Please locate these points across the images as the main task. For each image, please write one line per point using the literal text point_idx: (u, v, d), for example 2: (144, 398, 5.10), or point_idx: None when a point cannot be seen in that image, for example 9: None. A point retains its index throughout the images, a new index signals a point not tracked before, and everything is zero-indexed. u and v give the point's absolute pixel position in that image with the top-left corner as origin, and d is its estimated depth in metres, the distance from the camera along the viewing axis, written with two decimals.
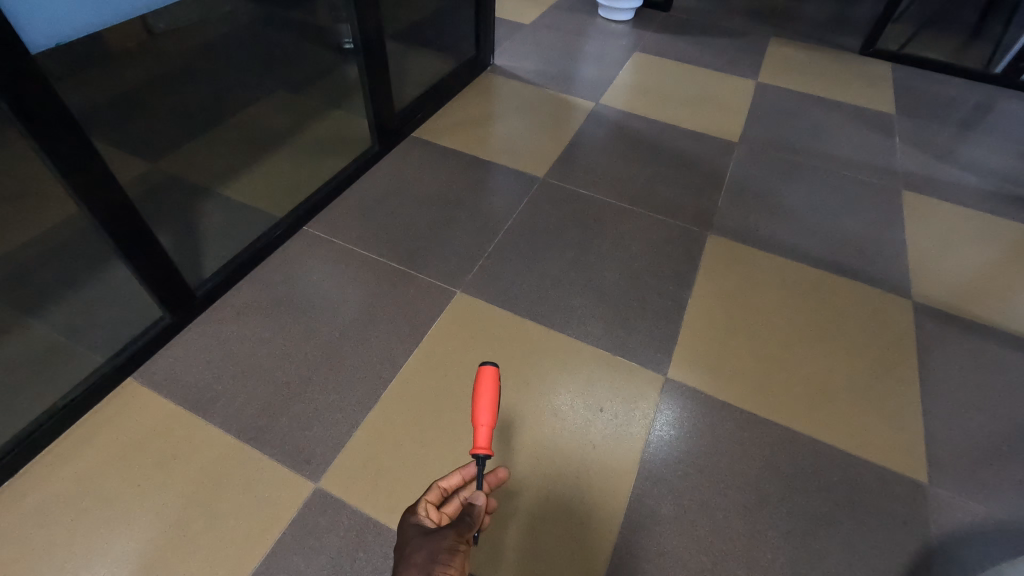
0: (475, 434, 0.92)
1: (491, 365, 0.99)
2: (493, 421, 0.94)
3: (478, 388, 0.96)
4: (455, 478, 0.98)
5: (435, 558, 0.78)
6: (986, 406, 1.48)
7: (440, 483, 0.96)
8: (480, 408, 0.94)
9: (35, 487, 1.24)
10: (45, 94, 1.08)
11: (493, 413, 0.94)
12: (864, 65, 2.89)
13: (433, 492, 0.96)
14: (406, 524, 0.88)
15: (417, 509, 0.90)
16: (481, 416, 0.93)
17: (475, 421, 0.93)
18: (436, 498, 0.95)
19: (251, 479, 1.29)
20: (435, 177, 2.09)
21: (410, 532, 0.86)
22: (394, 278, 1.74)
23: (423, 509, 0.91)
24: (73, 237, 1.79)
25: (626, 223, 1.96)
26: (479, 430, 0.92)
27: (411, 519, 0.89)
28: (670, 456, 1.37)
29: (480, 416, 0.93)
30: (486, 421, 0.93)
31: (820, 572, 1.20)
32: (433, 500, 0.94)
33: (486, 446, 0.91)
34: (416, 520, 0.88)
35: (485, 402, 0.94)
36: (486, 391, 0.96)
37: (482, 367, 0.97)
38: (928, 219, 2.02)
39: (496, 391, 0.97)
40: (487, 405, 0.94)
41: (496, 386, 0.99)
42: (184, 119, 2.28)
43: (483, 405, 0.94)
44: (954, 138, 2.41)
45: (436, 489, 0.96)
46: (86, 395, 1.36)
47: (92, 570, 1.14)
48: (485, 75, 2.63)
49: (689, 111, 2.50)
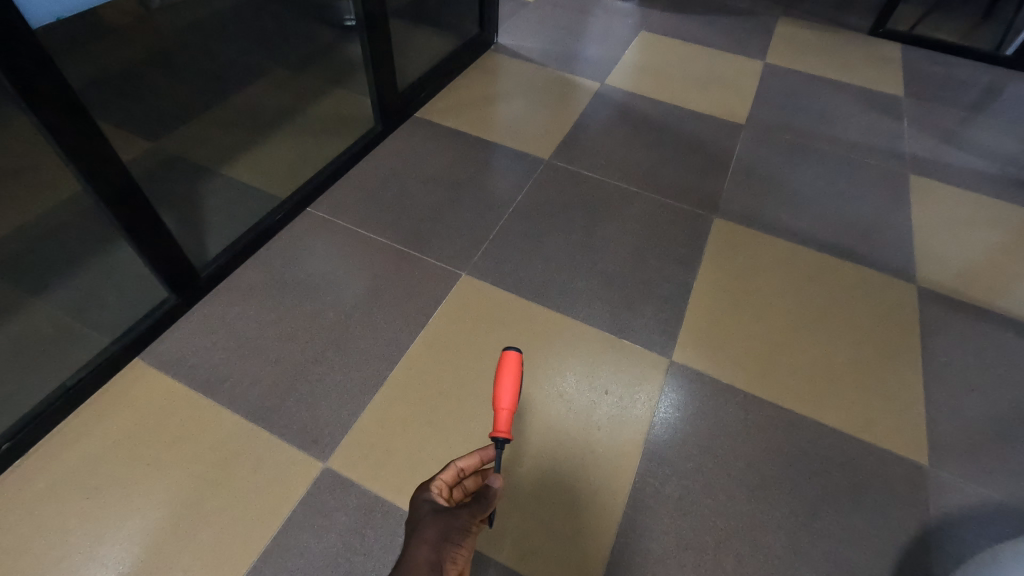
0: (496, 418, 0.94)
1: (515, 351, 1.00)
2: (514, 407, 0.95)
3: (502, 373, 0.97)
4: (473, 458, 0.97)
5: (448, 537, 0.81)
6: (988, 391, 1.49)
7: (457, 463, 0.95)
8: (503, 392, 0.95)
9: (46, 466, 1.26)
10: (46, 70, 1.06)
11: (515, 398, 0.95)
12: (872, 46, 2.85)
13: (448, 471, 0.95)
14: (419, 500, 0.90)
15: (431, 487, 0.92)
16: (503, 400, 0.95)
17: (496, 404, 0.95)
18: (450, 477, 0.95)
19: (260, 459, 1.30)
20: (438, 158, 2.08)
21: (423, 509, 0.87)
22: (399, 261, 1.73)
23: (436, 487, 0.93)
24: (75, 217, 1.77)
25: (631, 206, 1.95)
26: (500, 415, 0.94)
27: (424, 496, 0.90)
28: (675, 438, 1.38)
29: (501, 400, 0.95)
30: (507, 406, 0.94)
31: (821, 552, 1.22)
32: (447, 479, 0.95)
33: (505, 430, 0.93)
34: (429, 498, 0.90)
35: (508, 388, 0.96)
36: (510, 375, 0.98)
37: (505, 352, 0.99)
38: (935, 204, 2.01)
39: (517, 379, 0.98)
40: (510, 390, 0.96)
41: (518, 371, 1.00)
42: (183, 97, 2.25)
43: (505, 389, 0.96)
44: (961, 121, 2.39)
45: (452, 469, 0.95)
46: (93, 375, 1.36)
47: (105, 548, 1.16)
48: (488, 54, 2.59)
49: (695, 92, 2.47)
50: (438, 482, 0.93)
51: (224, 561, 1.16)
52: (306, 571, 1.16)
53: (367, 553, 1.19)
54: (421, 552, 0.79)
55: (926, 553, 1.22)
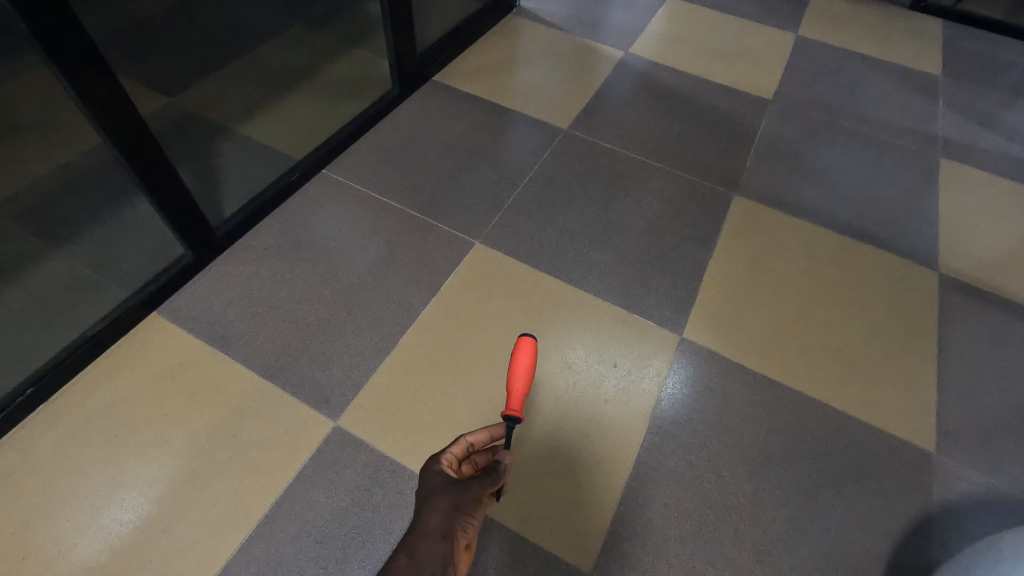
0: (509, 398, 1.02)
1: (530, 336, 1.07)
2: (527, 388, 1.03)
3: (516, 357, 1.05)
4: (482, 435, 1.00)
5: (459, 507, 0.86)
6: (1003, 381, 1.47)
7: (467, 438, 0.98)
8: (516, 376, 1.03)
9: (69, 412, 1.30)
10: (65, 17, 1.05)
11: (527, 382, 1.03)
12: (911, 21, 2.73)
13: (458, 445, 0.98)
14: (430, 471, 0.93)
15: (441, 458, 0.95)
16: (515, 381, 1.03)
17: (509, 385, 1.03)
18: (461, 451, 0.98)
19: (273, 415, 1.33)
20: (456, 123, 2.05)
21: (434, 479, 0.91)
22: (412, 226, 1.72)
23: (447, 459, 0.95)
24: (95, 169, 1.78)
25: (650, 178, 1.91)
26: (513, 395, 1.01)
27: (434, 466, 0.94)
28: (681, 413, 1.39)
29: (514, 382, 1.02)
30: (520, 386, 1.02)
31: (820, 530, 1.23)
32: (457, 453, 0.97)
33: (517, 409, 1.00)
34: (440, 469, 0.93)
35: (522, 371, 1.04)
36: (523, 360, 1.05)
37: (520, 338, 1.06)
38: (964, 189, 1.95)
39: (530, 365, 1.05)
40: (523, 373, 1.03)
41: (531, 356, 1.08)
42: (201, 53, 2.23)
43: (519, 374, 1.03)
44: (999, 104, 2.29)
45: (462, 443, 0.98)
46: (112, 327, 1.39)
47: (123, 493, 1.21)
48: (510, 17, 2.52)
49: (722, 64, 2.39)
50: (448, 454, 0.96)
51: (238, 510, 1.20)
52: (316, 524, 1.20)
53: (374, 510, 1.22)
54: (433, 519, 0.83)
55: (925, 537, 1.23)
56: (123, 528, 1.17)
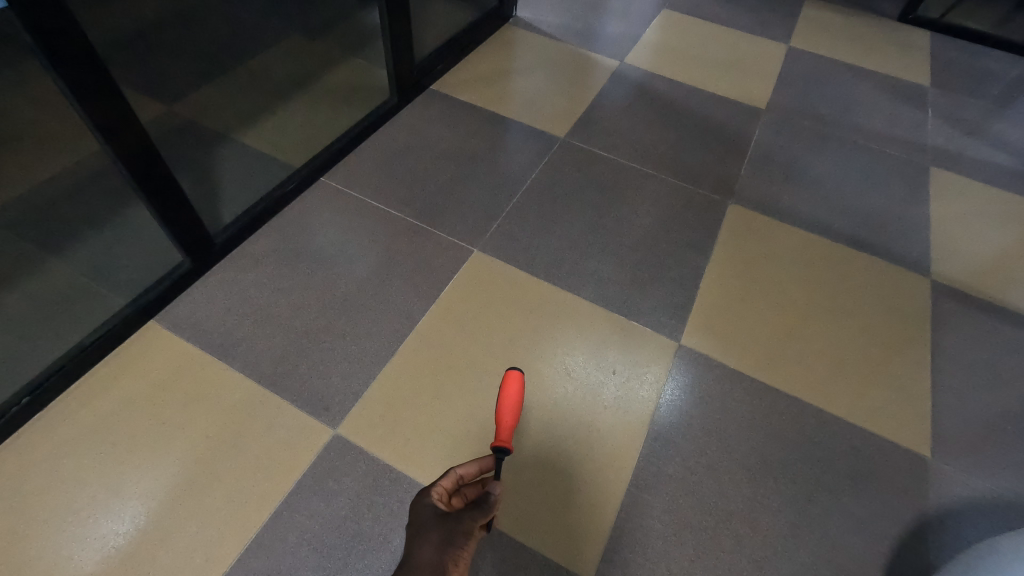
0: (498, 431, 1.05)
1: (517, 371, 1.13)
2: (515, 421, 1.07)
3: (505, 390, 1.10)
4: (472, 467, 1.01)
5: (451, 540, 0.87)
6: (995, 386, 1.49)
7: (457, 470, 0.99)
8: (505, 409, 1.07)
9: (65, 420, 1.29)
10: (68, 28, 1.05)
11: (515, 416, 1.07)
12: (900, 33, 2.78)
13: (448, 478, 0.98)
14: (420, 504, 0.93)
15: (431, 491, 0.95)
16: (504, 415, 1.07)
17: (499, 418, 1.07)
18: (451, 484, 0.98)
19: (271, 423, 1.33)
20: (453, 132, 2.06)
21: (425, 512, 0.91)
22: (410, 235, 1.73)
23: (437, 491, 0.95)
24: (91, 176, 1.77)
25: (646, 187, 1.93)
26: (502, 428, 1.05)
27: (425, 499, 0.94)
28: (680, 419, 1.40)
29: (503, 415, 1.07)
30: (509, 419, 1.06)
31: (819, 536, 1.24)
32: (447, 486, 0.97)
33: (506, 441, 1.02)
34: (430, 501, 0.93)
35: (510, 405, 1.08)
36: (511, 395, 1.10)
37: (508, 373, 1.12)
38: (953, 198, 1.98)
39: (519, 399, 1.10)
40: (511, 408, 1.08)
41: (519, 391, 1.13)
42: (198, 62, 2.23)
43: (507, 409, 1.08)
44: (985, 114, 2.34)
45: (452, 475, 0.98)
46: (109, 335, 1.38)
47: (118, 503, 1.19)
48: (506, 27, 2.54)
49: (716, 75, 2.42)
50: (439, 487, 0.96)
51: (235, 520, 1.19)
52: (315, 533, 1.19)
53: (374, 518, 1.22)
54: (425, 553, 0.85)
55: (921, 542, 1.24)
56: (120, 538, 1.15)
